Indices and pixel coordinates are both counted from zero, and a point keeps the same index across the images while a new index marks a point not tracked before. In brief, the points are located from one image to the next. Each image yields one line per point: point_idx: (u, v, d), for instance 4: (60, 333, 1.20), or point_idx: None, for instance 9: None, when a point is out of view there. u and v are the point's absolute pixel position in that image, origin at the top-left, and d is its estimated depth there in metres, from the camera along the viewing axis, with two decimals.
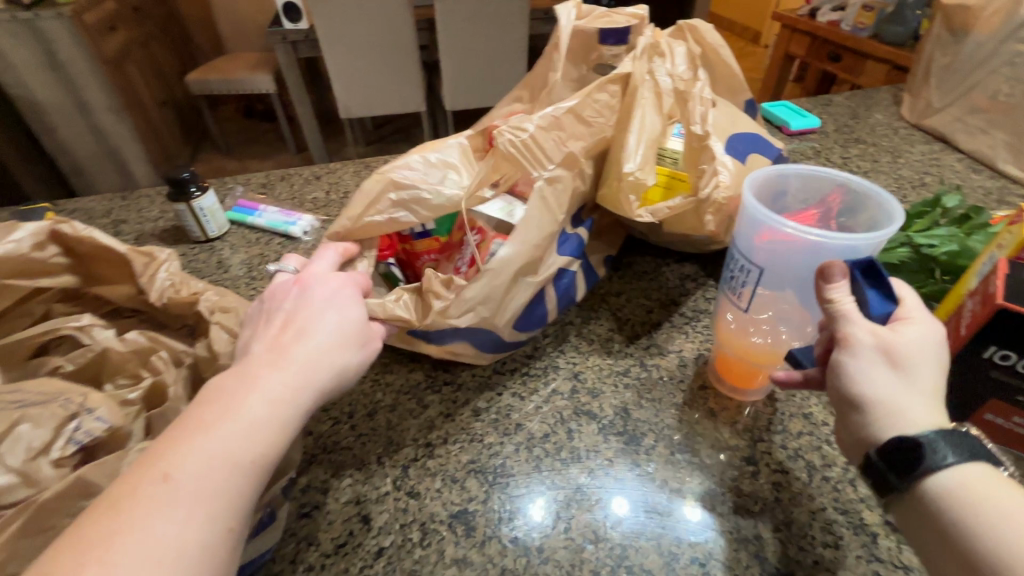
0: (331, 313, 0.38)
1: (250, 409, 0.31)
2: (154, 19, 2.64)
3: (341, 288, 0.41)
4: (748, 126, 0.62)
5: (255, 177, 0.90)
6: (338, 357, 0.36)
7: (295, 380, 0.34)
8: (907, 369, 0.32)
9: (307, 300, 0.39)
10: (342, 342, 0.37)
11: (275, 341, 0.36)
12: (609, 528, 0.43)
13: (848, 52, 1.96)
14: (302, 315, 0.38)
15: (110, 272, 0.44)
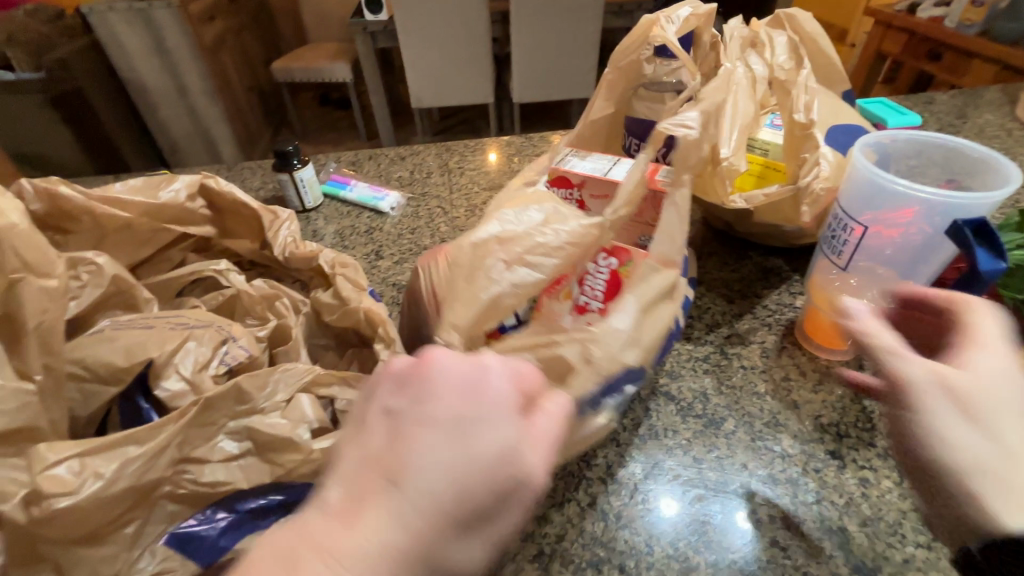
0: (457, 440, 0.24)
1: None
2: (247, 10, 2.82)
3: (483, 394, 0.26)
4: (851, 118, 0.59)
5: (345, 155, 0.96)
6: (447, 541, 0.23)
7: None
8: (979, 416, 0.28)
9: (429, 419, 0.25)
10: (458, 507, 0.23)
11: (367, 484, 0.24)
12: (683, 525, 0.42)
13: (950, 50, 1.82)
14: (414, 448, 0.24)
15: (240, 227, 0.49)
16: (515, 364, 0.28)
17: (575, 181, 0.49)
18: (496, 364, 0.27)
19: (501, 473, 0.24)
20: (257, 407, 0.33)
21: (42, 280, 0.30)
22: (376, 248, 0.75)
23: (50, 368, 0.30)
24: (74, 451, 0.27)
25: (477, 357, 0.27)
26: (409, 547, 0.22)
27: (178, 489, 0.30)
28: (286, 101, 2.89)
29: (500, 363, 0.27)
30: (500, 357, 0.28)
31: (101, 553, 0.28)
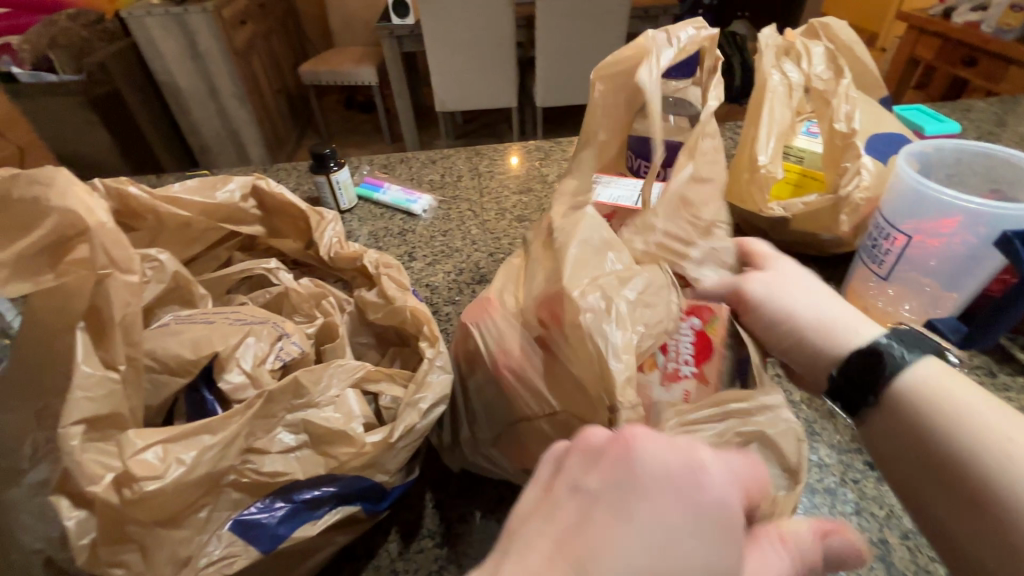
0: (671, 540, 0.23)
1: None
2: (277, 15, 2.89)
3: (701, 497, 0.24)
4: (892, 126, 0.59)
5: (378, 158, 0.98)
6: None
7: None
8: (783, 301, 0.39)
9: (644, 512, 0.23)
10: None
11: (552, 574, 0.22)
12: None
13: (986, 56, 1.78)
14: (630, 546, 0.22)
15: (287, 227, 0.51)
16: (734, 463, 0.26)
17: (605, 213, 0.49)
18: (717, 466, 0.25)
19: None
20: (313, 401, 0.34)
21: (125, 275, 0.32)
22: (409, 250, 0.76)
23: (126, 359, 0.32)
24: (159, 438, 0.30)
25: (692, 449, 0.25)
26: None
27: (242, 478, 0.32)
28: (313, 104, 2.95)
29: (716, 458, 0.26)
30: (714, 452, 0.26)
31: (180, 535, 0.30)
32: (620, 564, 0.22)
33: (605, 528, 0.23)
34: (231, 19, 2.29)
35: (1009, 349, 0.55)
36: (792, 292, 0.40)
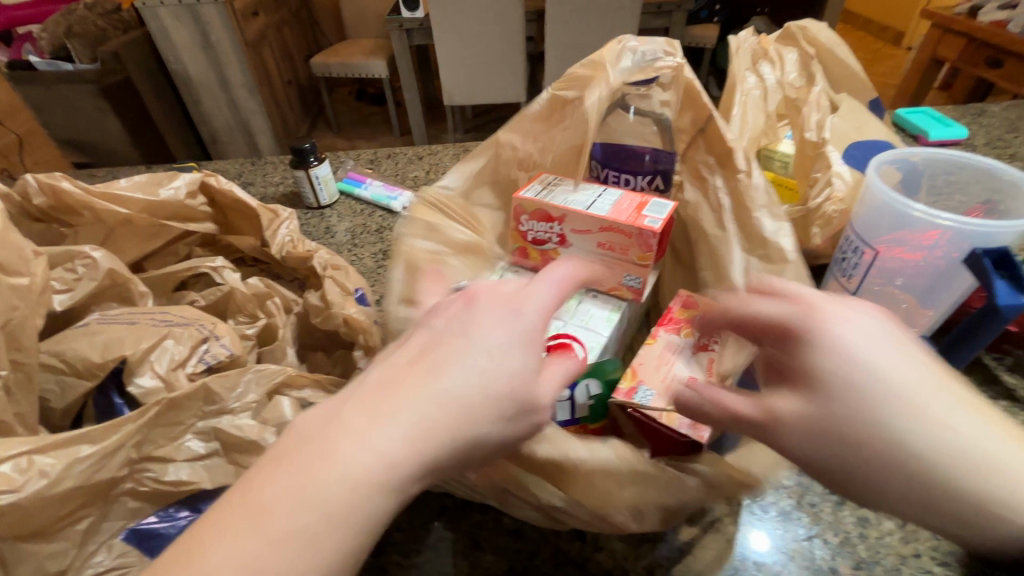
0: (498, 340, 0.26)
1: (346, 464, 0.21)
2: (290, 7, 2.90)
3: (519, 316, 0.27)
4: (878, 133, 0.56)
5: (365, 153, 0.97)
6: (478, 423, 0.24)
7: (415, 434, 0.22)
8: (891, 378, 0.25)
9: (471, 325, 0.26)
10: (491, 397, 0.24)
11: (404, 372, 0.24)
12: (665, 552, 0.40)
13: (1012, 57, 1.70)
14: (455, 346, 0.25)
15: (242, 224, 0.51)
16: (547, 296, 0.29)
17: (555, 215, 0.47)
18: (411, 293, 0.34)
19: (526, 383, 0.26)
20: (226, 408, 0.35)
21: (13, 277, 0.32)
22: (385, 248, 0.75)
23: (22, 364, 0.32)
24: (23, 448, 0.29)
25: (529, 296, 0.28)
26: (433, 444, 0.23)
27: (138, 487, 0.33)
28: (324, 96, 2.96)
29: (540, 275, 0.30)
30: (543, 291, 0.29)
31: (49, 549, 0.30)
32: (434, 374, 0.24)
33: (447, 351, 0.25)
34: (243, 11, 2.30)
35: (993, 368, 0.52)
36: (854, 381, 0.25)
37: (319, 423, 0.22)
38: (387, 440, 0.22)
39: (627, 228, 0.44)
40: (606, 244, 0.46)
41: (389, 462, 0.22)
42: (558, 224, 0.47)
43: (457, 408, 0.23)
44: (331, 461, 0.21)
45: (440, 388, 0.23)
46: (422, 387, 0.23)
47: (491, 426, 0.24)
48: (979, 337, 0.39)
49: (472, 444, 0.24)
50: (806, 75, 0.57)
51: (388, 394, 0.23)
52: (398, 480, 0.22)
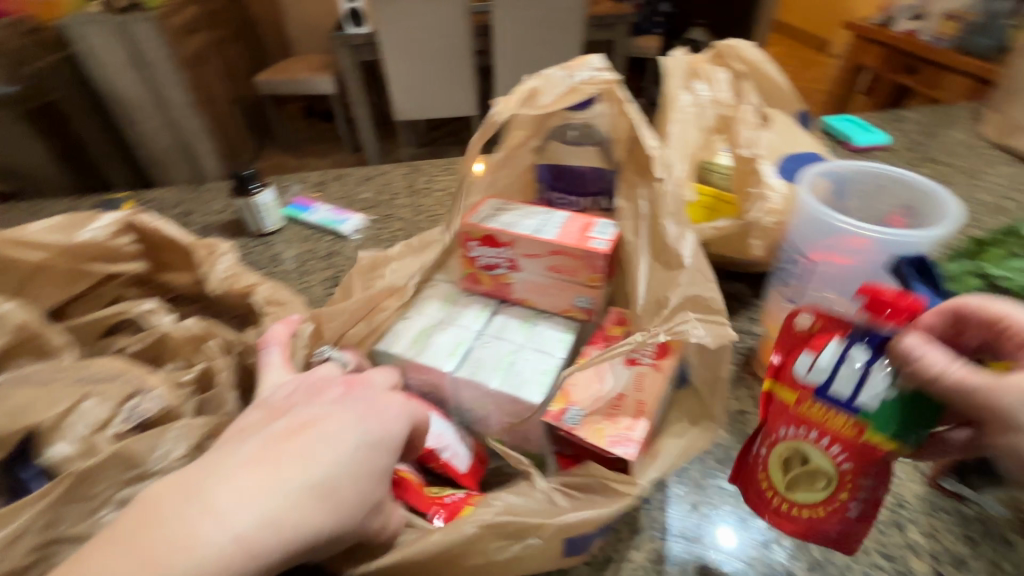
0: (367, 431, 0.30)
1: (201, 540, 0.23)
2: (229, 24, 2.81)
3: (381, 409, 0.32)
4: (806, 145, 0.58)
5: (312, 176, 0.94)
6: (334, 502, 0.27)
7: (270, 509, 0.25)
8: None
9: (343, 411, 0.31)
10: (351, 475, 0.28)
11: (277, 440, 0.29)
12: (630, 573, 0.41)
13: (924, 64, 1.84)
14: (314, 433, 0.29)
15: (175, 260, 0.48)
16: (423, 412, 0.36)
17: (504, 241, 0.47)
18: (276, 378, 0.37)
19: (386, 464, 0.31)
20: (149, 470, 0.33)
21: None
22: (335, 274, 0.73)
23: None
24: None
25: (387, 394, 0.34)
26: (290, 524, 0.25)
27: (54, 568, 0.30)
28: (270, 113, 2.88)
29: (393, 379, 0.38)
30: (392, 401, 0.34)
31: None
32: (303, 450, 0.28)
33: (321, 428, 0.30)
34: (179, 28, 2.22)
35: None
36: None
37: (189, 490, 0.25)
38: (246, 517, 0.24)
39: (575, 251, 0.45)
40: (557, 267, 0.46)
41: (246, 531, 0.24)
42: (507, 250, 0.47)
43: (319, 485, 0.27)
44: (187, 530, 0.24)
45: (312, 461, 0.28)
46: (290, 466, 0.27)
47: (345, 506, 0.28)
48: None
49: (321, 530, 0.26)
50: (736, 92, 0.60)
51: (258, 469, 0.27)
52: (253, 559, 0.24)
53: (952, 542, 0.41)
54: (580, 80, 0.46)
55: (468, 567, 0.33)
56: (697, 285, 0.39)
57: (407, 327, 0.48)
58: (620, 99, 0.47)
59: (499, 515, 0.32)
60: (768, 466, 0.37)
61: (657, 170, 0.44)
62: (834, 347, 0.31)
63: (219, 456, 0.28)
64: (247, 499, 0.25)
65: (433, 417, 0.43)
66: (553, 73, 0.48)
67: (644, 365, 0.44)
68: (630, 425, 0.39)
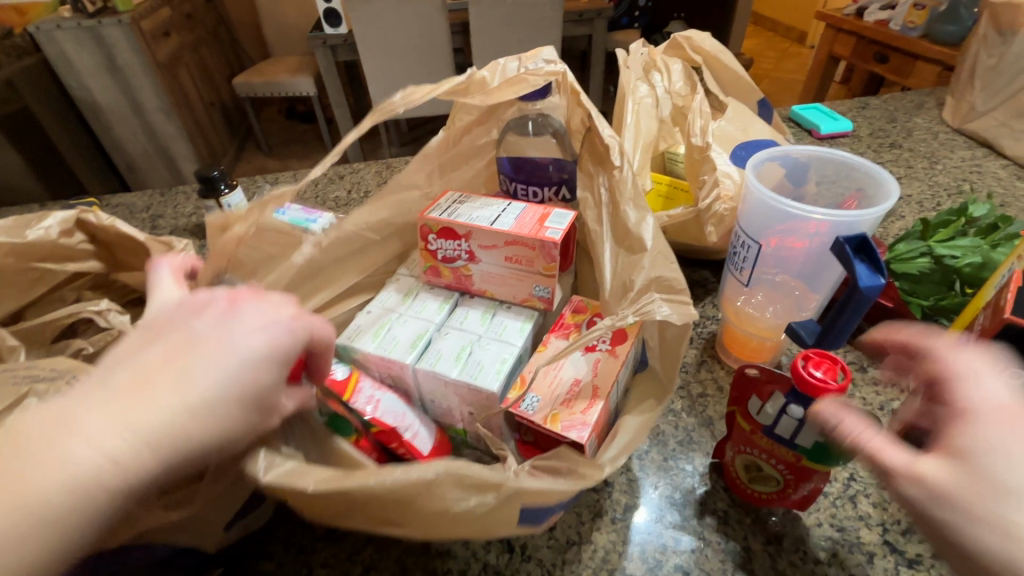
0: (252, 350, 0.29)
1: (65, 462, 0.23)
2: (205, 26, 2.78)
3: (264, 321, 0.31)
4: (761, 133, 0.60)
5: (283, 176, 0.94)
6: (218, 423, 0.27)
7: (137, 435, 0.25)
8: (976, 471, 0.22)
9: (227, 328, 0.29)
10: (234, 396, 0.28)
11: (154, 362, 0.27)
12: (590, 554, 0.41)
13: (895, 52, 1.87)
14: (192, 352, 0.28)
15: (133, 260, 0.48)
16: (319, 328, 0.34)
17: (461, 233, 0.48)
18: (165, 285, 0.34)
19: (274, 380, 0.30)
20: None
21: None
22: None
23: None
24: None
25: (281, 307, 0.32)
26: (163, 446, 0.25)
27: None
28: (249, 115, 2.85)
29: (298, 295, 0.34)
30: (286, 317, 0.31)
31: None
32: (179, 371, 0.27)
33: (200, 349, 0.28)
34: (152, 31, 2.19)
35: None
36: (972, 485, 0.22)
37: (48, 417, 0.24)
38: (113, 441, 0.24)
39: (530, 240, 0.45)
40: (514, 257, 0.47)
41: (109, 460, 0.24)
42: (465, 241, 0.48)
43: (198, 408, 0.26)
44: (50, 452, 0.24)
45: (188, 381, 0.27)
46: (162, 390, 0.26)
47: (229, 420, 0.27)
48: (837, 326, 0.41)
49: (202, 448, 0.26)
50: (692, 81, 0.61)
51: (130, 393, 0.26)
52: (124, 478, 0.24)
53: (900, 512, 0.43)
54: (530, 70, 0.47)
55: (421, 513, 0.32)
56: (660, 266, 0.41)
57: (368, 321, 0.48)
58: (572, 87, 0.48)
59: (463, 464, 0.31)
60: (735, 468, 0.43)
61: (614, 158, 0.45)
62: (778, 400, 0.37)
63: (91, 379, 0.26)
64: (115, 425, 0.25)
65: (387, 397, 0.43)
66: (508, 64, 0.48)
67: (600, 351, 0.44)
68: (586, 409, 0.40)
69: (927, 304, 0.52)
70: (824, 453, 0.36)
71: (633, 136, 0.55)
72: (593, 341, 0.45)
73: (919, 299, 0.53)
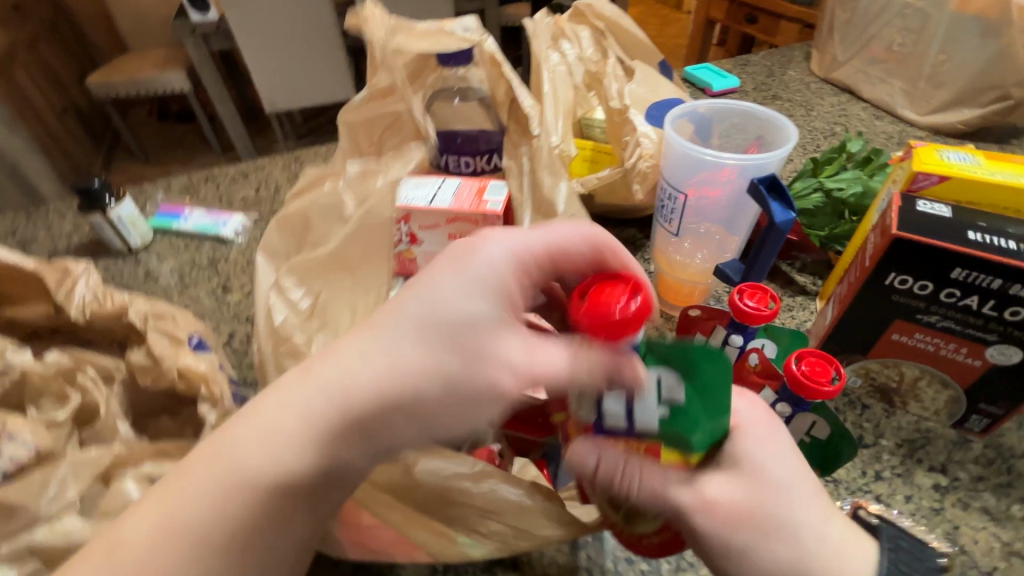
0: (476, 277, 0.33)
1: (324, 377, 0.29)
2: (39, 18, 2.39)
3: (487, 261, 0.34)
4: (668, 92, 0.63)
5: (178, 179, 0.86)
6: (438, 346, 0.31)
7: (380, 356, 0.30)
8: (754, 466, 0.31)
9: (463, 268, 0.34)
10: (441, 331, 0.31)
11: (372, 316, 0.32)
12: None
13: (763, 13, 2.03)
14: (399, 308, 0.32)
15: (20, 292, 0.43)
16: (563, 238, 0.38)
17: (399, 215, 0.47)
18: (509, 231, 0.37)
19: (493, 321, 0.32)
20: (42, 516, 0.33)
21: None
22: (225, 281, 0.68)
23: None
24: None
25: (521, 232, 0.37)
26: (395, 366, 0.30)
27: None
28: (113, 119, 2.52)
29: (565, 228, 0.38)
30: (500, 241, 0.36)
31: None
32: (395, 309, 0.32)
33: (412, 288, 0.33)
34: None
35: (789, 272, 0.62)
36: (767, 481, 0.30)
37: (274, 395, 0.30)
38: (347, 361, 0.30)
39: (473, 215, 0.46)
40: (458, 234, 0.47)
41: (303, 412, 0.29)
42: (405, 224, 0.48)
43: (365, 347, 0.30)
44: (307, 389, 0.29)
45: (377, 328, 0.31)
46: (376, 329, 0.31)
47: (456, 354, 0.31)
48: (760, 261, 0.46)
49: (414, 378, 0.30)
50: (599, 46, 0.63)
51: (356, 334, 0.31)
52: (373, 390, 0.29)
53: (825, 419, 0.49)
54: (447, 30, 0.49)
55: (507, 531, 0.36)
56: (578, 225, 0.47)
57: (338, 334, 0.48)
58: (490, 52, 0.49)
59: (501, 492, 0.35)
60: None
61: (535, 126, 0.47)
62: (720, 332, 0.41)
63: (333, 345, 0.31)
64: (343, 353, 0.30)
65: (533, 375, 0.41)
66: (428, 24, 0.50)
67: None
68: None
69: (823, 234, 0.59)
70: (679, 433, 0.29)
71: (552, 104, 0.56)
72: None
73: (816, 230, 0.59)
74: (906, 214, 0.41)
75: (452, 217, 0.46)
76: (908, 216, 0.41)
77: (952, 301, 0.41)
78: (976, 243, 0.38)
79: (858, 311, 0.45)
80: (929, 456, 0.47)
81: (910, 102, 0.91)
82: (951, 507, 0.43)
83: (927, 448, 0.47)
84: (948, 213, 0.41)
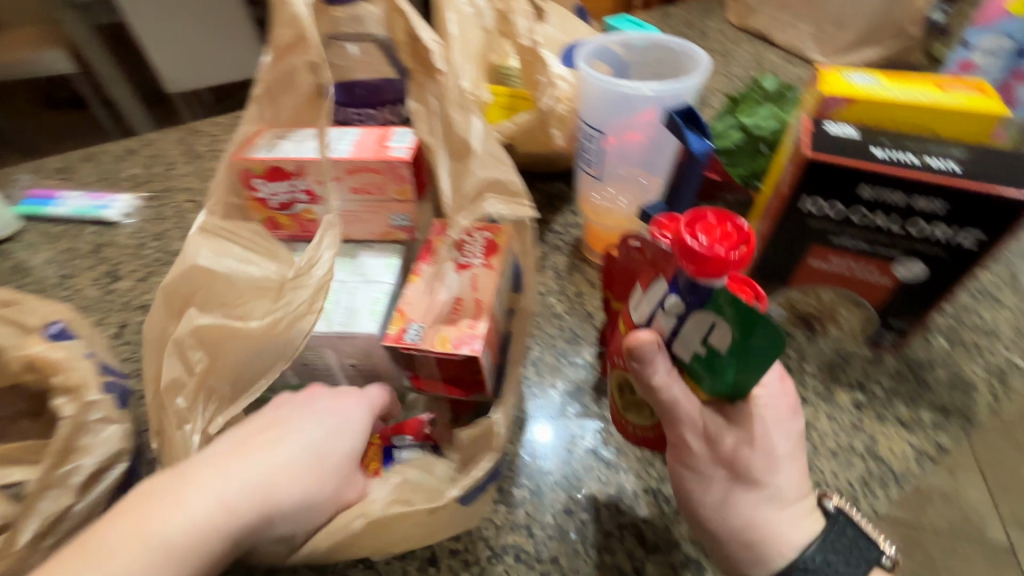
0: (330, 422, 0.36)
1: (191, 505, 0.30)
2: None
3: (345, 411, 0.37)
4: (584, 33, 0.61)
5: (50, 160, 0.75)
6: (295, 493, 0.33)
7: (243, 488, 0.31)
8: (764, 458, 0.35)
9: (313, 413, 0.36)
10: (300, 477, 0.33)
11: (240, 440, 0.34)
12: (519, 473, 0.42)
13: None
14: (260, 448, 0.33)
15: None
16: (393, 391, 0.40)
17: (292, 170, 0.44)
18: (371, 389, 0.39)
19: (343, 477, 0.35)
20: None
21: None
22: (111, 268, 0.60)
23: None
24: None
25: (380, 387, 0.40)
26: (253, 503, 0.31)
27: None
28: None
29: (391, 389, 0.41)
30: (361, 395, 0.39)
31: None
32: (268, 447, 0.34)
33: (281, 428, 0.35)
34: None
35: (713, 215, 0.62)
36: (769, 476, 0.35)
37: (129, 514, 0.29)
38: (217, 489, 0.31)
39: (374, 163, 0.42)
40: (361, 187, 0.44)
41: (172, 542, 0.29)
42: (299, 179, 0.44)
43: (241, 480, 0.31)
44: (175, 508, 0.29)
45: (245, 463, 0.32)
46: (244, 460, 0.32)
47: (308, 500, 0.33)
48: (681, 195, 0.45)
49: (269, 522, 0.32)
50: None
51: (227, 458, 0.32)
52: (228, 526, 0.30)
53: None
54: None
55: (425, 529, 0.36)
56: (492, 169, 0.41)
57: None
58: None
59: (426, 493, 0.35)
60: None
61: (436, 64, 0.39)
62: None
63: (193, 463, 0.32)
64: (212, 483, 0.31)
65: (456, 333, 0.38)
66: None
67: (475, 266, 0.42)
68: (479, 323, 0.39)
69: (744, 172, 0.59)
70: (703, 370, 0.33)
71: (460, 47, 0.52)
72: (465, 258, 0.43)
73: (738, 169, 0.59)
74: (816, 137, 0.40)
75: (351, 168, 0.43)
76: (819, 139, 0.40)
77: (862, 221, 0.41)
78: (881, 160, 0.39)
79: (778, 239, 0.45)
80: (846, 375, 0.48)
81: (819, 45, 0.94)
82: (868, 420, 0.45)
83: (845, 367, 0.49)
84: (855, 133, 0.41)
